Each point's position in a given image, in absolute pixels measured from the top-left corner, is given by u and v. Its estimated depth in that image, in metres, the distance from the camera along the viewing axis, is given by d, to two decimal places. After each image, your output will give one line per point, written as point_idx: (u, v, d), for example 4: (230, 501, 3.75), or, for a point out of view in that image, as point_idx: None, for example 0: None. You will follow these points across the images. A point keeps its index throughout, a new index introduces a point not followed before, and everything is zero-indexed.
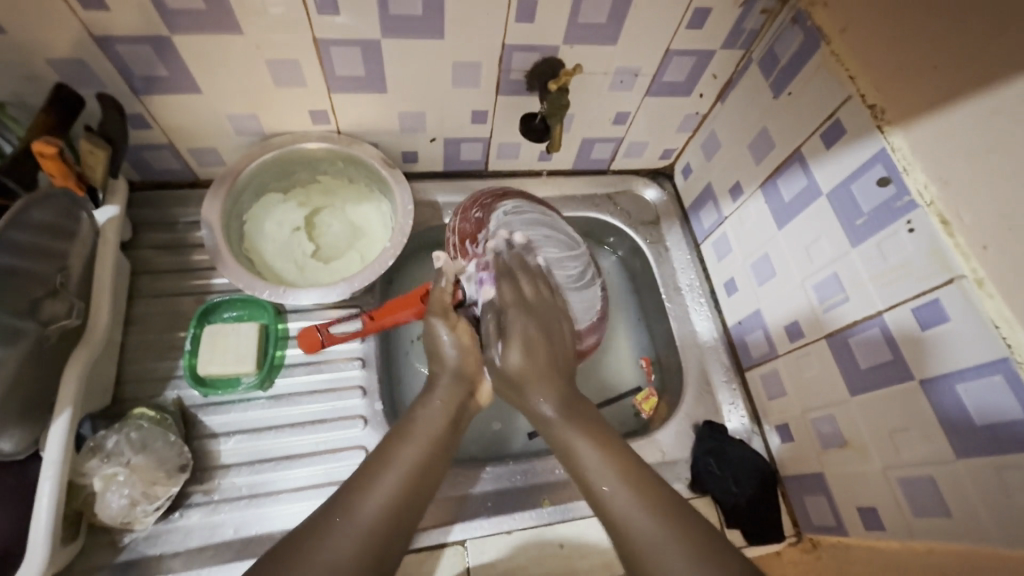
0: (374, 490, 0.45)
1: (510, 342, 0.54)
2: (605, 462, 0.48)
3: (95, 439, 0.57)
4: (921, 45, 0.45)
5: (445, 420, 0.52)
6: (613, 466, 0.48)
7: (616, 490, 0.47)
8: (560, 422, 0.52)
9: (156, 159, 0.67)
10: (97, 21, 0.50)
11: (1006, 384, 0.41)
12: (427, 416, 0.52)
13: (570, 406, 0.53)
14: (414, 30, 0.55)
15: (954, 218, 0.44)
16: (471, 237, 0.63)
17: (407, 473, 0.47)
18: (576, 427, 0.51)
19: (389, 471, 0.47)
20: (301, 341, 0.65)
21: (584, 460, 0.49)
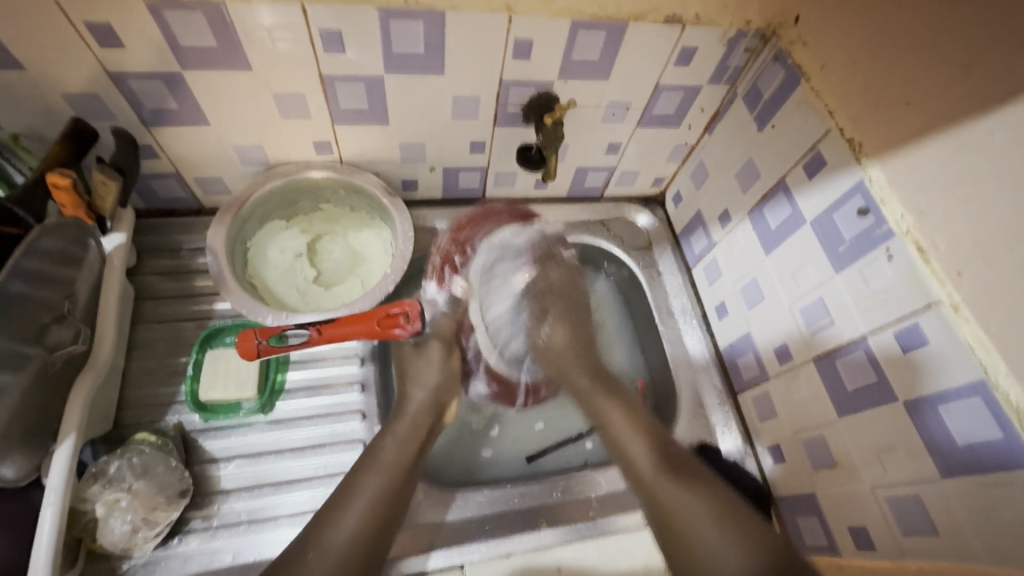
0: (344, 522, 0.49)
1: (551, 322, 0.64)
2: (631, 427, 0.57)
3: (97, 465, 0.58)
4: (893, 84, 0.48)
5: (409, 446, 0.56)
6: (652, 436, 0.56)
7: (654, 453, 0.54)
8: (596, 394, 0.61)
9: (162, 188, 0.68)
10: (113, 59, 0.52)
11: (985, 406, 0.43)
12: (388, 445, 0.56)
13: (600, 378, 0.62)
14: (415, 67, 0.58)
15: (929, 247, 0.46)
16: (453, 265, 0.65)
17: (373, 500, 0.51)
18: (609, 397, 0.60)
19: (353, 501, 0.50)
20: (237, 346, 0.61)
21: (615, 422, 0.58)
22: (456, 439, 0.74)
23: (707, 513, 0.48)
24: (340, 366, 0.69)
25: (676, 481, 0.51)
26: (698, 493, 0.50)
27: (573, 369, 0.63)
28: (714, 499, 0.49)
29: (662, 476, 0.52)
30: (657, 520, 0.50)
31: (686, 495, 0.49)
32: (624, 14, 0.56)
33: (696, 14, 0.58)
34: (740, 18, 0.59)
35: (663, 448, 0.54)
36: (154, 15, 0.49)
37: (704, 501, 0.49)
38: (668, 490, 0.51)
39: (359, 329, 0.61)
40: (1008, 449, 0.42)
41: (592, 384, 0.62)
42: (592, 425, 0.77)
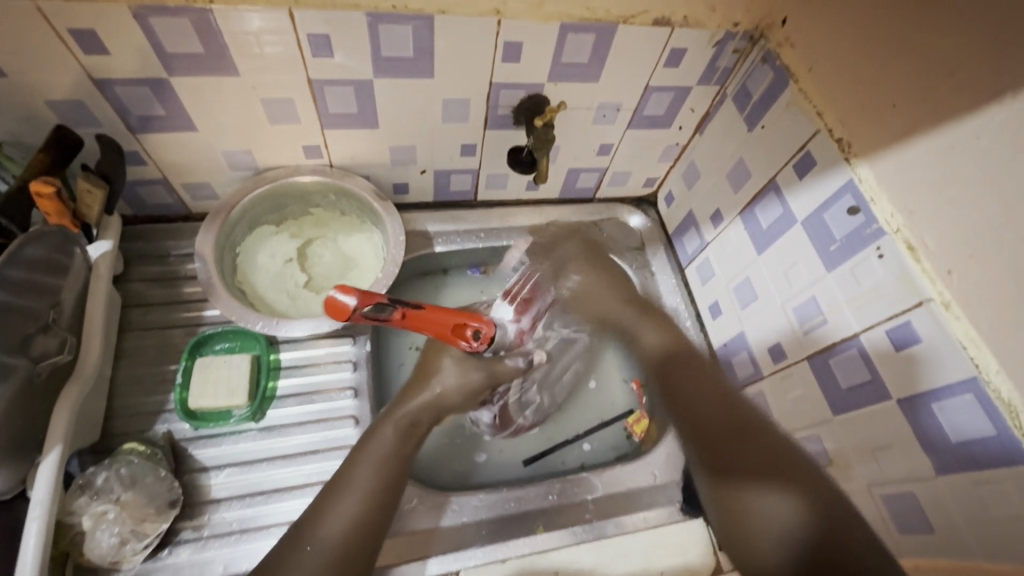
0: (334, 516, 0.50)
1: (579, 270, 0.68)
2: (649, 322, 0.65)
3: (84, 476, 0.57)
4: (881, 86, 0.49)
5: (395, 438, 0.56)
6: (738, 428, 0.53)
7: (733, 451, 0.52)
8: (637, 315, 0.65)
9: (149, 194, 0.68)
10: (98, 65, 0.52)
11: (977, 403, 0.43)
12: (380, 439, 0.55)
13: (645, 308, 0.66)
14: (405, 70, 0.58)
15: (920, 245, 0.47)
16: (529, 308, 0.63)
17: (365, 493, 0.52)
18: (647, 320, 0.65)
19: (346, 495, 0.51)
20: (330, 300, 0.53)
21: (641, 333, 0.64)
22: (449, 443, 0.73)
23: (795, 517, 0.47)
24: (332, 372, 0.68)
25: (761, 483, 0.49)
26: (788, 496, 0.48)
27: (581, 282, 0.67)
28: (809, 502, 0.47)
29: (740, 473, 0.51)
30: (728, 510, 0.51)
31: (773, 499, 0.48)
32: (613, 16, 0.56)
33: (685, 15, 0.58)
34: (728, 20, 0.59)
35: (760, 446, 0.51)
36: (139, 21, 0.48)
37: (795, 502, 0.47)
38: (751, 490, 0.49)
39: (448, 321, 0.55)
40: (1000, 445, 0.42)
41: (637, 316, 0.65)
42: (587, 427, 0.77)
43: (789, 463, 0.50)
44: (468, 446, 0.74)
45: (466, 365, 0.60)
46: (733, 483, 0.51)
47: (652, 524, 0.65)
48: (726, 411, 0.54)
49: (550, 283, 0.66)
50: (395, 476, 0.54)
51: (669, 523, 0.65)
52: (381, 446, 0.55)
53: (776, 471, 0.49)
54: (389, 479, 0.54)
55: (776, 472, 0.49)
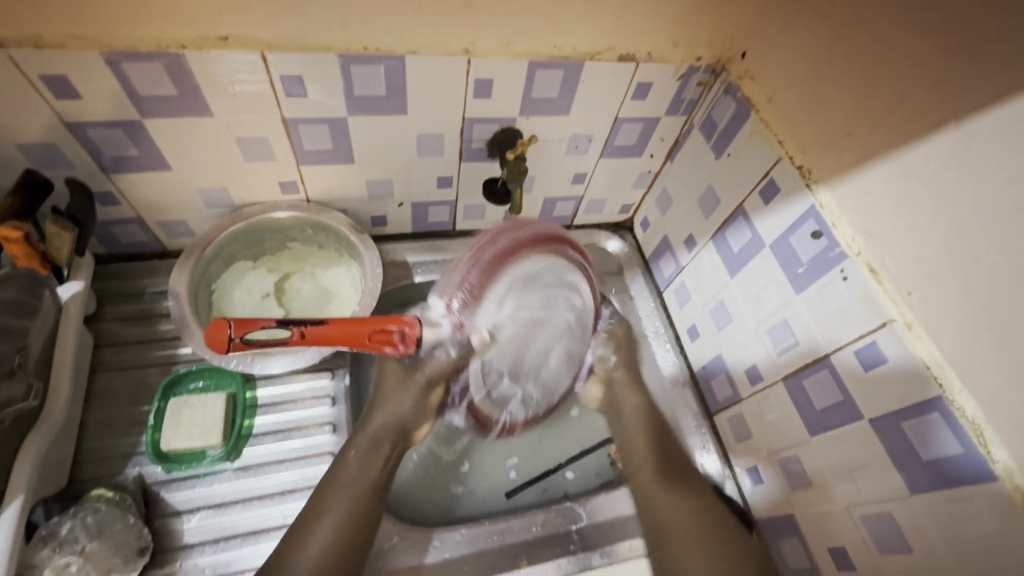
0: (310, 545, 0.50)
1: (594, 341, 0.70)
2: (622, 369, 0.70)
3: (47, 527, 0.55)
4: (836, 114, 0.51)
5: (369, 464, 0.57)
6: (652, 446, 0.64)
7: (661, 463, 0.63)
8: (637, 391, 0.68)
9: (123, 233, 0.67)
10: (70, 109, 0.52)
11: (944, 421, 0.44)
12: (349, 465, 0.56)
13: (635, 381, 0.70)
14: (379, 108, 0.59)
15: (881, 267, 0.48)
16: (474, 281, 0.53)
17: (341, 520, 0.52)
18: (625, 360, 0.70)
19: (320, 525, 0.52)
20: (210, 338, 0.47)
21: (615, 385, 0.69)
22: (432, 476, 0.72)
23: (690, 514, 0.59)
24: (311, 408, 0.67)
25: (674, 488, 0.61)
26: (687, 498, 0.60)
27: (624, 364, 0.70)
28: (701, 503, 0.60)
29: (660, 478, 0.62)
30: (652, 516, 0.61)
31: (676, 499, 0.60)
32: (579, 54, 0.59)
33: (648, 51, 0.60)
34: (690, 54, 0.62)
35: (673, 459, 0.63)
36: (112, 67, 0.49)
37: (688, 502, 0.60)
38: (662, 491, 0.61)
39: (367, 328, 0.51)
40: (969, 463, 0.43)
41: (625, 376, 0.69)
42: (571, 454, 0.76)
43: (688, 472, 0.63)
44: (450, 479, 0.73)
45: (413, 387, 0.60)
46: (657, 486, 0.61)
47: (637, 553, 0.65)
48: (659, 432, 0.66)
49: (477, 281, 0.52)
50: (372, 498, 0.55)
51: None
52: (351, 473, 0.56)
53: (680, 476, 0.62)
54: (366, 503, 0.55)
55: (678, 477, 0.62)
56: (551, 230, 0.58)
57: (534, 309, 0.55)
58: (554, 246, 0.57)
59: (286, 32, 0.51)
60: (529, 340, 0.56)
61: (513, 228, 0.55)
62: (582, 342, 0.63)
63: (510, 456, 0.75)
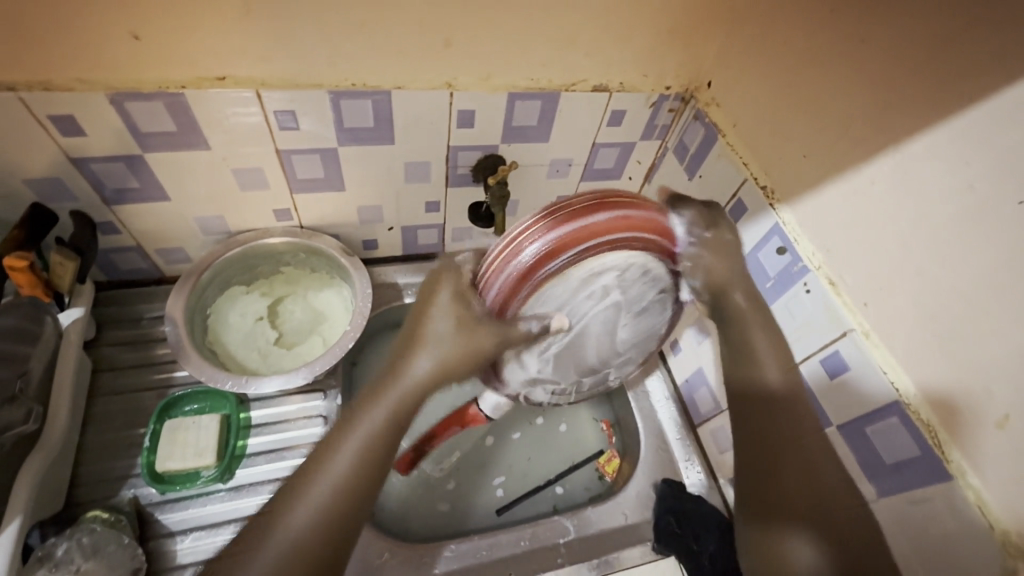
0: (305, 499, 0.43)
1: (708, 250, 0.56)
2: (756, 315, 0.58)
3: (44, 548, 0.56)
4: (793, 139, 0.54)
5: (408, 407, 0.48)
6: (774, 462, 0.51)
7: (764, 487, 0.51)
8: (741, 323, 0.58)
9: (122, 261, 0.70)
10: (75, 145, 0.55)
11: (901, 425, 0.46)
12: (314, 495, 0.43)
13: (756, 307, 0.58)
14: (367, 138, 0.63)
15: (839, 280, 0.51)
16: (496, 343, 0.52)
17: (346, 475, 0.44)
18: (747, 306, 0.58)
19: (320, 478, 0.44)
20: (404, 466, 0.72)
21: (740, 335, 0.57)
22: (422, 495, 0.74)
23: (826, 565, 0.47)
24: (303, 428, 0.69)
25: (801, 527, 0.48)
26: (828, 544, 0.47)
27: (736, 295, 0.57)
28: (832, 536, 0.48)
29: (780, 512, 0.50)
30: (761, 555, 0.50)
31: (808, 544, 0.48)
32: (556, 85, 0.63)
33: (621, 82, 0.64)
34: (660, 84, 0.66)
35: (817, 481, 0.50)
36: (115, 105, 0.52)
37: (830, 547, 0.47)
38: (785, 533, 0.49)
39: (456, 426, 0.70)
40: (927, 466, 0.45)
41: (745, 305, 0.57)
42: (559, 470, 0.78)
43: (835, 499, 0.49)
44: (439, 497, 0.74)
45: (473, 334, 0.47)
46: (771, 524, 0.50)
47: (625, 565, 0.66)
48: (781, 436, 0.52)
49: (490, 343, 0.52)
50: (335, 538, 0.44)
51: (642, 564, 0.66)
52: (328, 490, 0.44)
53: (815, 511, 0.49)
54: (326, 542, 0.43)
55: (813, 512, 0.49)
56: (531, 239, 0.44)
57: (556, 342, 0.53)
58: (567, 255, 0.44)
59: (280, 72, 0.54)
60: (581, 344, 0.55)
61: (497, 278, 0.46)
62: (653, 286, 0.53)
63: (498, 474, 0.77)
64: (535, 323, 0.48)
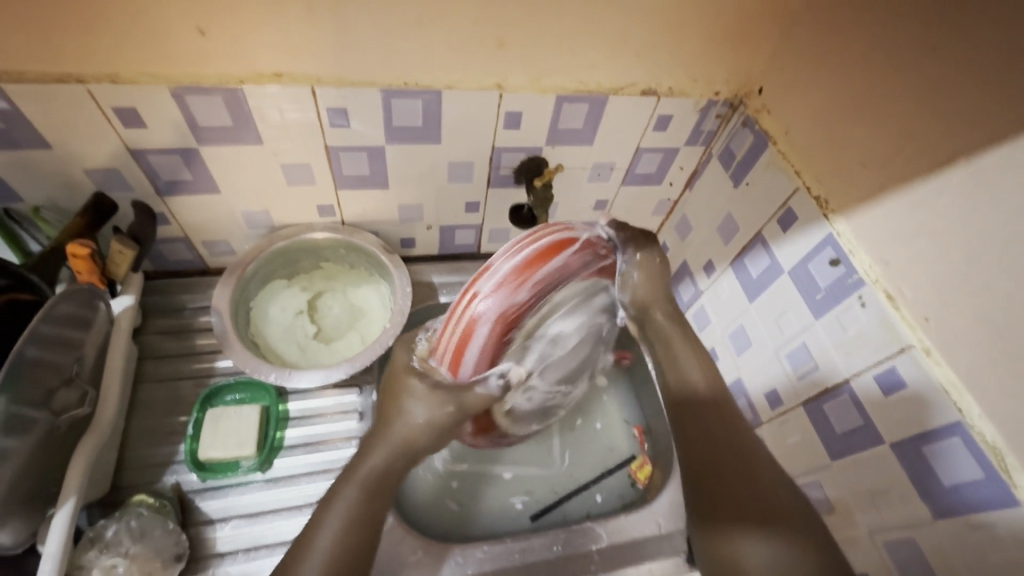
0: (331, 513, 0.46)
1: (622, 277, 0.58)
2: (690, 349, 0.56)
3: (95, 529, 0.58)
4: (851, 148, 0.53)
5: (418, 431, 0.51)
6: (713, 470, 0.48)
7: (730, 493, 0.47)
8: (669, 328, 0.57)
9: (170, 251, 0.71)
10: (134, 137, 0.57)
11: (964, 446, 0.45)
12: (328, 525, 0.45)
13: (681, 322, 0.58)
14: (415, 137, 0.63)
15: (898, 294, 0.50)
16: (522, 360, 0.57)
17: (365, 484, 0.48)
18: (683, 338, 0.57)
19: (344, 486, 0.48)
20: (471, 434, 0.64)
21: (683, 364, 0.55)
22: (439, 490, 0.74)
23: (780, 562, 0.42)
24: (339, 422, 0.69)
25: (747, 526, 0.44)
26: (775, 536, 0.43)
27: (657, 314, 0.58)
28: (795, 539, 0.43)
29: (727, 515, 0.46)
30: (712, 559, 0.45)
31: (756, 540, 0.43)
32: (604, 88, 0.62)
33: (670, 86, 0.64)
34: (709, 89, 0.65)
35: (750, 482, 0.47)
36: (176, 99, 0.54)
37: (785, 545, 0.43)
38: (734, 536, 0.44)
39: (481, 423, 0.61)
40: (992, 489, 0.44)
41: (670, 325, 0.58)
42: (594, 475, 0.77)
43: (777, 503, 0.46)
44: (449, 494, 0.74)
45: (435, 397, 0.51)
46: (717, 526, 0.46)
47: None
48: (734, 475, 0.48)
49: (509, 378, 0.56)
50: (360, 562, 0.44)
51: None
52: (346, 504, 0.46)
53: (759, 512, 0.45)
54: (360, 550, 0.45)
55: (759, 513, 0.45)
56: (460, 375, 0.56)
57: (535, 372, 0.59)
58: (543, 259, 0.54)
59: (335, 69, 0.55)
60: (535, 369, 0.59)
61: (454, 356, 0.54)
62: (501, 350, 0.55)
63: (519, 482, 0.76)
64: (494, 378, 0.53)
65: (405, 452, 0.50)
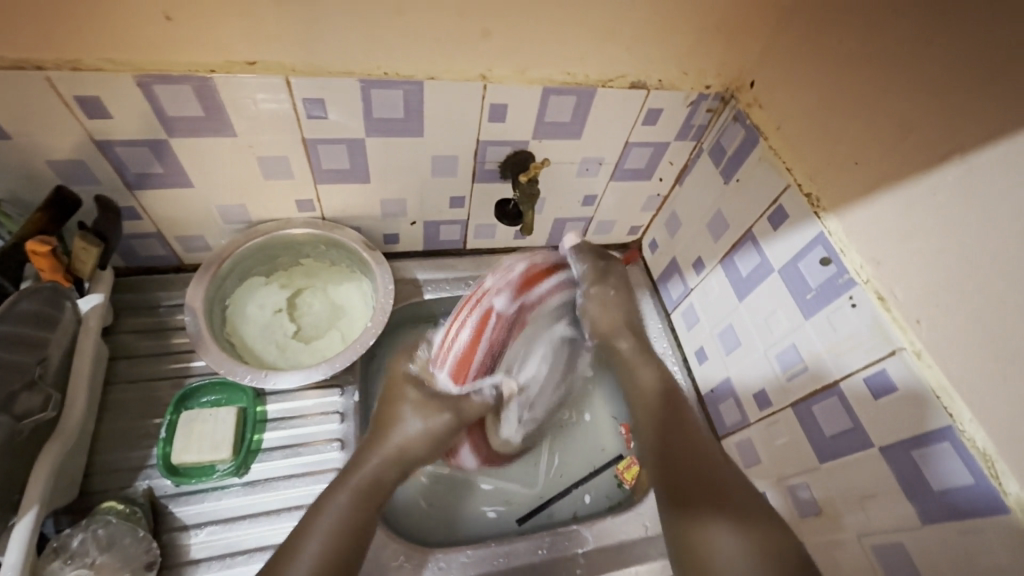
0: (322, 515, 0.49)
1: (590, 299, 0.64)
2: (644, 359, 0.62)
3: (59, 539, 0.55)
4: (843, 145, 0.52)
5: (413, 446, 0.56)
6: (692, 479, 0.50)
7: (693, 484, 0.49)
8: (630, 348, 0.63)
9: (142, 247, 0.69)
10: (99, 128, 0.54)
11: (954, 451, 0.44)
12: (319, 531, 0.48)
13: (641, 342, 0.64)
14: (396, 130, 0.61)
15: (889, 294, 0.49)
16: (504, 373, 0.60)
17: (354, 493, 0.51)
18: (644, 356, 0.63)
19: (338, 490, 0.51)
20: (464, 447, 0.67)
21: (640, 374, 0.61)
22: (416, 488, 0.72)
23: (744, 554, 0.43)
24: (320, 424, 0.67)
25: (712, 514, 0.46)
26: (738, 524, 0.45)
27: (618, 339, 0.63)
28: (754, 527, 0.45)
29: (697, 504, 0.47)
30: (682, 547, 0.46)
31: (722, 526, 0.45)
32: (592, 80, 0.60)
33: (659, 79, 0.62)
34: (700, 83, 0.63)
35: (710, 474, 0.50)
36: (143, 88, 0.51)
37: (745, 535, 0.44)
38: (704, 523, 0.46)
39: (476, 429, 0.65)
40: (981, 496, 0.43)
41: (633, 349, 0.63)
42: (581, 477, 0.76)
43: (737, 496, 0.47)
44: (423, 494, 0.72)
45: (430, 411, 0.57)
46: (688, 515, 0.47)
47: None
48: (700, 473, 0.50)
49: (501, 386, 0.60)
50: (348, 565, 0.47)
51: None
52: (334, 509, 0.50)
53: (718, 501, 0.47)
54: (348, 551, 0.47)
55: (718, 504, 0.47)
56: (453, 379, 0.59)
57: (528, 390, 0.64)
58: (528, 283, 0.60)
59: (311, 58, 0.52)
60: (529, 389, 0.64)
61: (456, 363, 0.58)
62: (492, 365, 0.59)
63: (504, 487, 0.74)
64: (489, 388, 0.59)
65: (397, 465, 0.55)
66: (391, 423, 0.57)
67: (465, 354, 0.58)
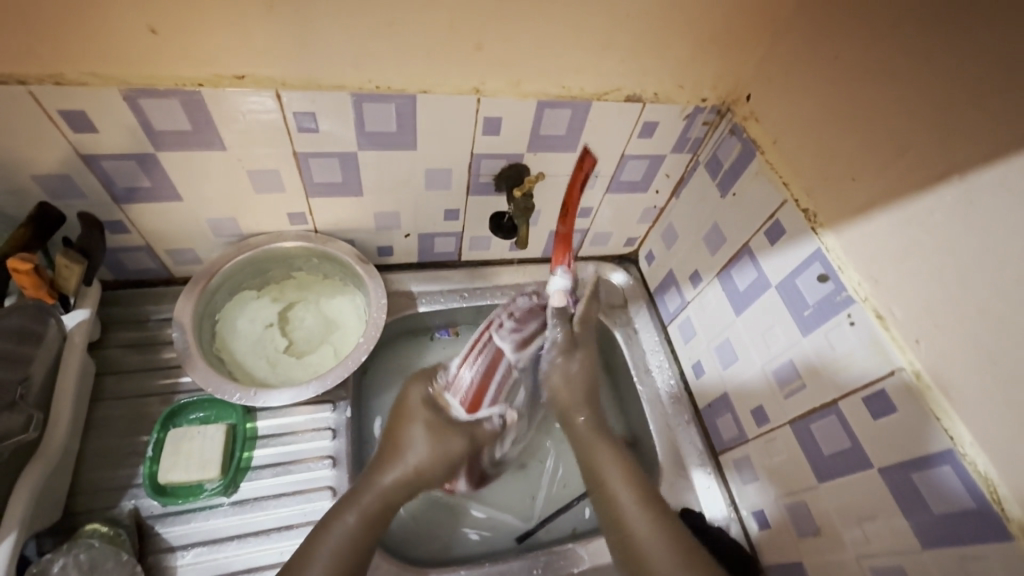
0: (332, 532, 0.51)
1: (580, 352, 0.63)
2: (603, 438, 0.60)
3: (39, 564, 0.54)
4: (839, 161, 0.51)
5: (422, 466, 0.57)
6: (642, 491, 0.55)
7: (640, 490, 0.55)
8: (587, 425, 0.61)
9: (131, 260, 0.68)
10: (85, 142, 0.53)
11: (954, 475, 0.44)
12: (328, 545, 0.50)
13: (601, 418, 0.62)
14: (388, 142, 0.60)
15: (887, 313, 0.48)
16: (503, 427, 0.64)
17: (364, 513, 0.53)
18: (601, 437, 0.60)
19: (349, 510, 0.52)
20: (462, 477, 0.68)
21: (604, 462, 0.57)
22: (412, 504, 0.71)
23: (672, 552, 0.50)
24: (311, 441, 0.66)
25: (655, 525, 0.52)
26: (669, 532, 0.52)
27: (581, 411, 0.61)
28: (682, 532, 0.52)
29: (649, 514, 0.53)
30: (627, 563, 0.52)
31: (659, 534, 0.51)
32: (586, 94, 0.60)
33: (655, 92, 0.61)
34: (696, 96, 0.62)
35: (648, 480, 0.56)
36: (129, 103, 0.50)
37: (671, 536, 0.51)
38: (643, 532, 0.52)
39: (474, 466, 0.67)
40: (983, 521, 0.42)
41: (593, 425, 0.61)
42: (582, 491, 0.75)
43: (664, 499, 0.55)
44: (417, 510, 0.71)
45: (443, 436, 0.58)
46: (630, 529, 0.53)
47: None
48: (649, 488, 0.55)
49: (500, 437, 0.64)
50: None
51: None
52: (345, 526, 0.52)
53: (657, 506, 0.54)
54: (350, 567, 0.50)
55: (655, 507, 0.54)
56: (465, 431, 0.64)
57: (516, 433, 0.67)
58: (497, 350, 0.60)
59: (302, 71, 0.52)
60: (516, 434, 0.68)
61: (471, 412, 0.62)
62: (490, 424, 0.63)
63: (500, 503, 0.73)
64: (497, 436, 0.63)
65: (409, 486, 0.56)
66: (402, 445, 0.57)
67: (478, 392, 0.60)
